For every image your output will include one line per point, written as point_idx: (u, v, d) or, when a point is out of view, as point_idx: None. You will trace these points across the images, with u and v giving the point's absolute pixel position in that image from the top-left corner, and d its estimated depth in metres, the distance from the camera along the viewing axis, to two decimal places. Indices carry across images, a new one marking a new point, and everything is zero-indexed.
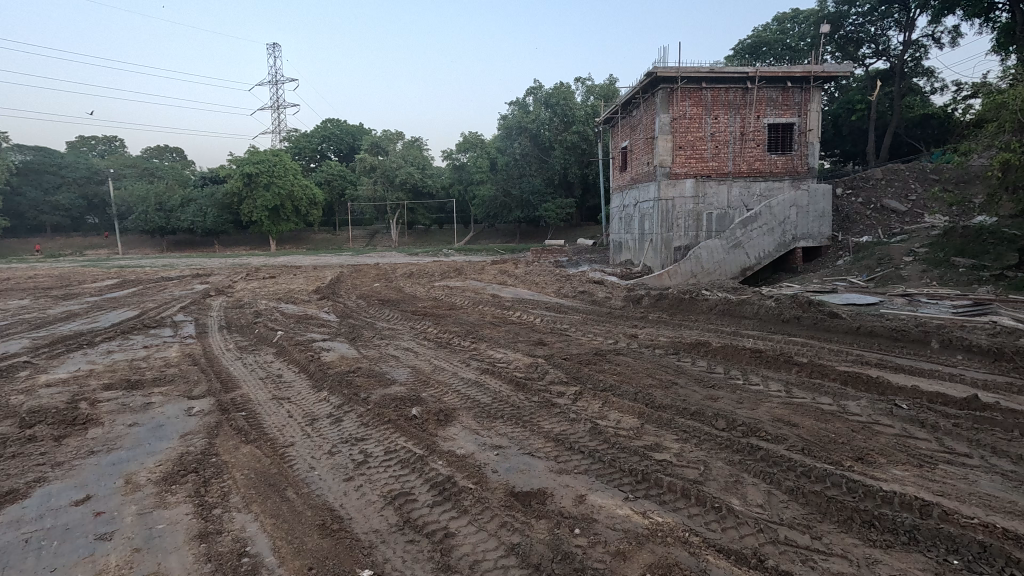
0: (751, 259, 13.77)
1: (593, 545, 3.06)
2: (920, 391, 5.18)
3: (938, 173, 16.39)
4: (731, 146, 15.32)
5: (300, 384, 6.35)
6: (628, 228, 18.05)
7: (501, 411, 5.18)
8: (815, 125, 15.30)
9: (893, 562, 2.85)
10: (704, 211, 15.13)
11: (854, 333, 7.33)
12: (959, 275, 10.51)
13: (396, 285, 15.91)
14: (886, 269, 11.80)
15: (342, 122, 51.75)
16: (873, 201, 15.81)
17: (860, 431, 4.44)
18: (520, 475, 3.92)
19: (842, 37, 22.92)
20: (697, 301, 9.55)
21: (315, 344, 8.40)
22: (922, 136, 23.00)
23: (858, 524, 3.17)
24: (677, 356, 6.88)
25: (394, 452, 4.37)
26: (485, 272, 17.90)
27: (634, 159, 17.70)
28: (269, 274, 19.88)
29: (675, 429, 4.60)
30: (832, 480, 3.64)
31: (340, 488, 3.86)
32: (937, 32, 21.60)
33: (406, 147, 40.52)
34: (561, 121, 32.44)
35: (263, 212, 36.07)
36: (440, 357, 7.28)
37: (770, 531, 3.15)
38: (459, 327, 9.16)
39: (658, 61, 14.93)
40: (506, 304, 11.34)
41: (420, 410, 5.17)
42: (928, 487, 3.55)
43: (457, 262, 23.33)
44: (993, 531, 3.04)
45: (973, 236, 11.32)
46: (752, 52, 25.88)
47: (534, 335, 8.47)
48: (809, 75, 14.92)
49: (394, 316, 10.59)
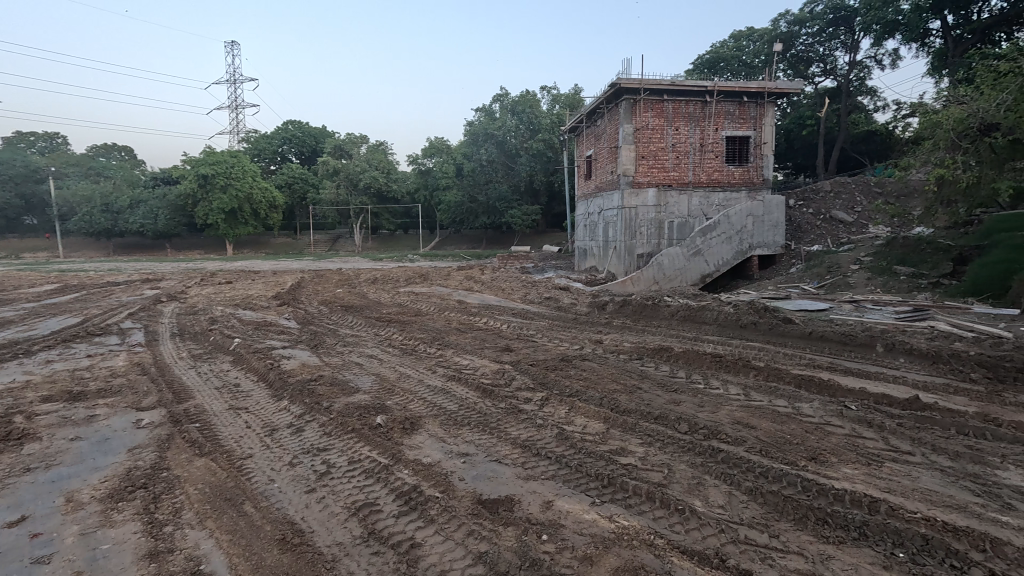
0: (710, 266, 14.22)
1: (561, 551, 3.08)
2: (867, 393, 5.46)
3: (881, 187, 17.39)
4: (691, 157, 15.81)
5: (259, 394, 6.13)
6: (593, 235, 18.34)
7: (467, 418, 5.14)
8: (770, 138, 15.97)
9: (846, 558, 2.98)
10: (666, 219, 15.53)
11: (806, 338, 7.67)
12: (900, 283, 11.16)
13: (360, 290, 15.61)
14: (835, 277, 12.40)
15: (304, 124, 50.56)
16: (822, 212, 16.61)
17: (813, 432, 4.64)
18: (488, 482, 3.89)
19: (793, 55, 24.08)
20: (660, 307, 9.79)
21: (274, 351, 8.13)
22: (866, 151, 24.38)
23: (813, 521, 3.30)
24: (641, 361, 7.02)
25: (358, 462, 4.27)
26: (451, 278, 17.79)
27: (598, 168, 18.04)
28: (226, 279, 19.21)
29: (640, 433, 4.68)
30: (788, 479, 3.78)
31: (301, 501, 3.74)
32: (879, 54, 22.98)
33: (371, 151, 39.94)
34: (527, 129, 32.85)
35: (219, 215, 34.81)
36: (405, 364, 7.17)
37: (731, 531, 3.24)
38: (424, 333, 9.06)
39: (621, 72, 15.31)
40: (473, 310, 11.30)
41: (385, 419, 5.07)
42: (876, 484, 3.73)
43: (423, 267, 23.13)
44: (934, 524, 3.22)
45: (913, 246, 12.09)
46: (710, 67, 26.77)
47: (500, 341, 8.46)
48: (764, 91, 15.59)
49: (357, 323, 10.37)
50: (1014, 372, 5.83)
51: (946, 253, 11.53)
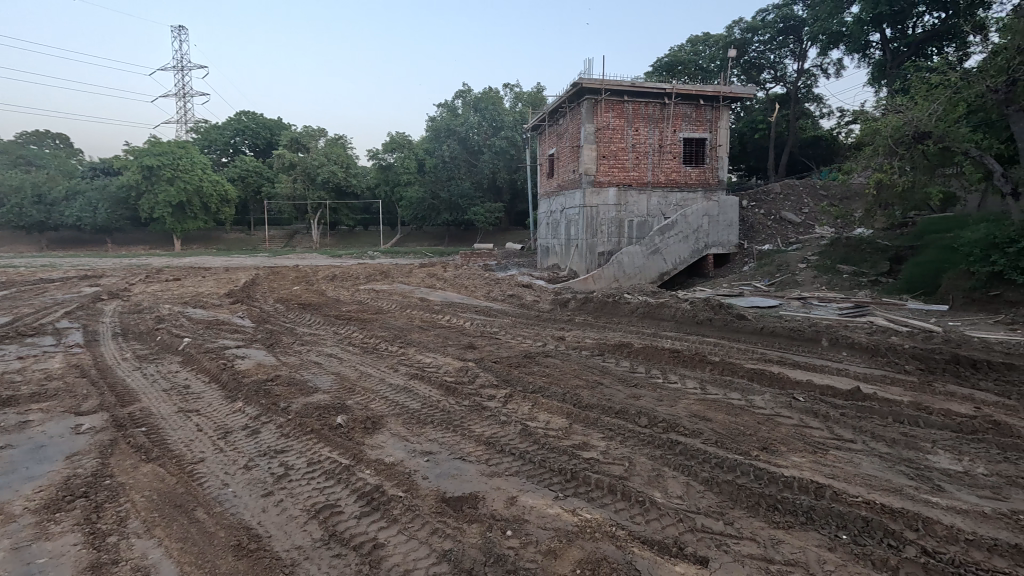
0: (668, 265, 14.61)
1: (525, 546, 3.10)
2: (813, 385, 5.76)
3: (826, 189, 18.34)
4: (650, 157, 16.18)
5: (210, 395, 5.88)
6: (555, 233, 18.49)
7: (430, 416, 5.10)
8: (725, 140, 16.53)
9: (794, 541, 3.13)
10: (626, 218, 15.84)
11: (758, 333, 7.99)
12: (843, 281, 11.80)
13: (318, 288, 15.20)
14: (784, 275, 12.99)
15: (258, 115, 48.68)
16: (773, 213, 17.35)
17: (764, 423, 4.85)
18: (452, 480, 3.87)
19: (746, 62, 24.95)
20: (620, 305, 9.99)
21: (227, 351, 7.80)
22: (812, 156, 25.66)
23: (764, 508, 3.46)
24: (602, 357, 7.14)
25: (317, 463, 4.17)
26: (413, 275, 17.58)
27: (560, 166, 18.21)
28: (173, 276, 18.30)
29: (601, 427, 4.77)
30: (742, 469, 3.94)
31: (258, 505, 3.61)
32: (824, 63, 24.17)
33: (329, 144, 38.85)
34: (489, 126, 33.19)
35: (166, 209, 33.08)
36: (367, 363, 7.02)
37: (688, 520, 3.35)
38: (386, 332, 8.90)
39: (583, 72, 15.49)
40: (435, 308, 11.21)
41: (346, 419, 4.96)
42: (822, 471, 3.94)
43: (384, 264, 22.70)
44: (873, 507, 3.43)
45: (854, 246, 12.81)
46: (668, 70, 27.38)
47: (464, 339, 8.42)
48: (719, 94, 16.12)
49: (315, 321, 10.07)
50: (943, 364, 6.28)
51: (884, 253, 12.27)
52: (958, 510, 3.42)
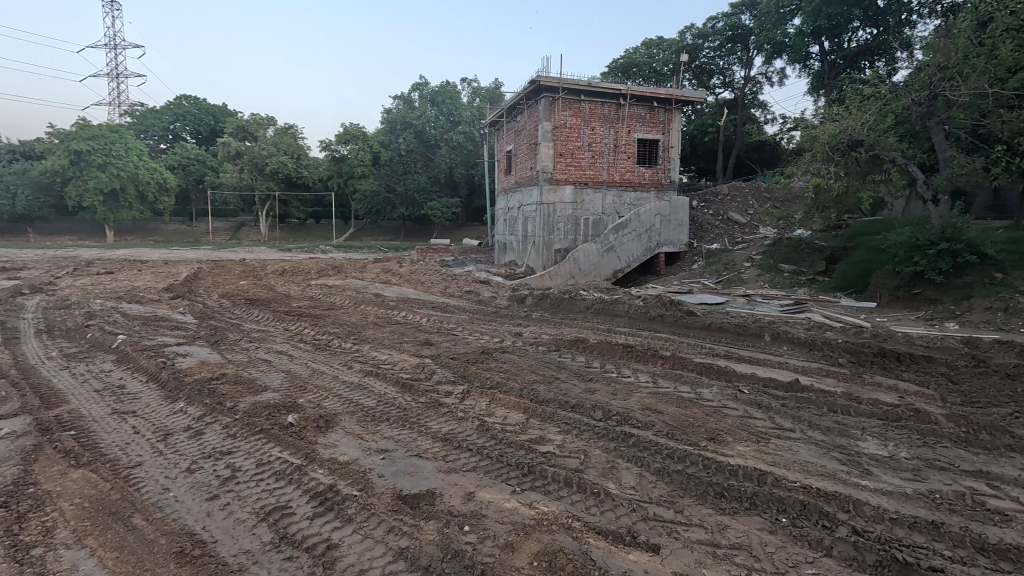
0: (622, 263, 14.96)
1: (483, 540, 3.11)
2: (757, 377, 6.06)
3: (770, 193, 19.30)
4: (606, 157, 16.47)
5: (148, 395, 5.54)
6: (512, 230, 18.54)
7: (386, 413, 5.02)
8: (677, 142, 17.07)
9: (739, 526, 3.29)
10: (582, 216, 16.08)
11: (706, 329, 8.32)
12: (785, 279, 12.45)
13: (267, 283, 14.59)
14: (731, 273, 13.57)
15: (201, 100, 46.18)
16: (720, 214, 18.07)
17: (712, 414, 5.06)
18: (408, 478, 3.82)
19: (697, 67, 25.86)
20: (576, 301, 10.17)
21: (166, 349, 7.36)
22: (757, 160, 26.90)
23: (712, 496, 3.61)
24: (558, 353, 7.25)
25: (267, 464, 4.01)
26: (368, 271, 17.20)
27: (518, 163, 18.25)
28: (105, 269, 17.11)
29: (558, 422, 4.83)
30: (691, 459, 4.09)
31: (202, 510, 3.44)
32: (769, 72, 25.36)
33: (278, 133, 37.38)
34: (447, 120, 32.56)
35: (96, 197, 30.80)
36: (319, 360, 6.82)
37: (641, 509, 3.45)
38: (339, 328, 8.66)
39: (541, 70, 15.59)
40: (391, 304, 11.01)
41: (297, 417, 4.80)
42: (764, 459, 4.15)
43: (337, 259, 22.07)
44: (810, 491, 3.66)
45: (794, 246, 13.52)
46: (624, 71, 27.97)
47: (420, 335, 8.32)
48: (672, 97, 16.62)
49: (264, 317, 9.68)
50: (872, 357, 6.76)
51: (821, 253, 13.04)
52: (883, 491, 3.69)
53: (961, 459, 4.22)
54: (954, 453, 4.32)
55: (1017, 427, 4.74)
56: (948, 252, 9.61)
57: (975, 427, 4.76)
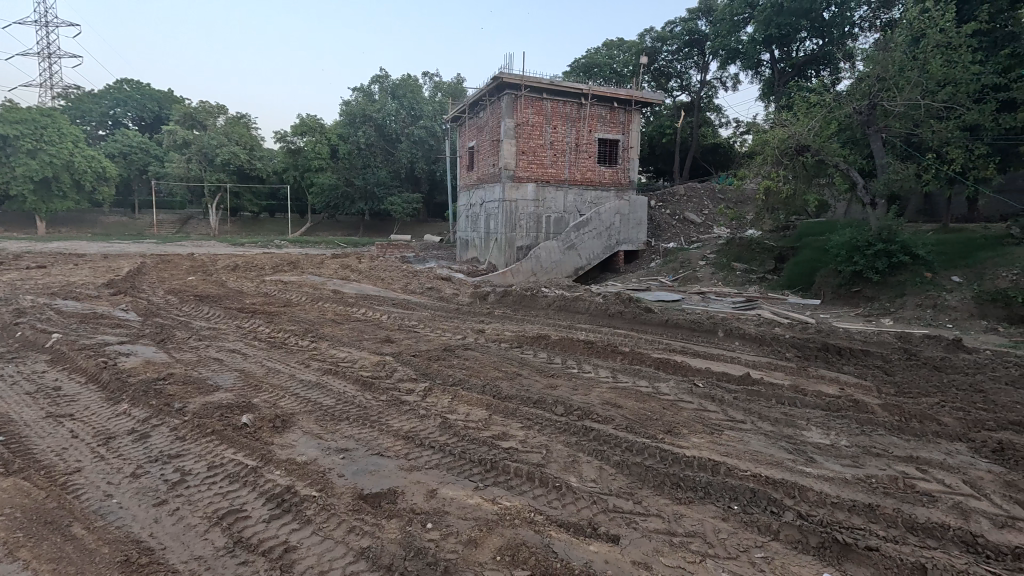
0: (583, 260, 15.19)
1: (446, 536, 3.10)
2: (711, 372, 6.30)
3: (724, 194, 20.04)
4: (568, 156, 16.63)
5: (87, 398, 5.22)
6: (474, 227, 18.50)
7: (346, 412, 4.91)
8: (636, 143, 17.46)
9: (694, 515, 3.42)
10: (544, 214, 16.23)
11: (663, 325, 8.56)
12: (737, 277, 12.96)
13: (218, 278, 14.00)
14: (687, 271, 14.01)
15: (144, 86, 43.75)
16: (677, 213, 18.62)
17: (668, 408, 5.23)
18: (370, 477, 3.77)
19: (656, 69, 26.50)
20: (538, 298, 10.28)
21: (108, 348, 6.96)
22: (712, 162, 27.85)
23: (669, 486, 3.74)
24: (521, 349, 7.30)
25: (219, 466, 3.86)
26: (325, 266, 16.77)
27: (480, 160, 18.22)
28: (37, 263, 15.98)
29: (521, 418, 4.87)
30: (649, 451, 4.22)
31: (149, 516, 3.28)
32: (723, 77, 26.26)
33: (230, 122, 35.85)
34: (408, 115, 32.03)
35: (26, 185, 28.54)
36: (274, 358, 6.61)
37: (601, 501, 3.53)
38: (295, 325, 8.40)
39: (504, 67, 15.57)
40: (350, 300, 10.78)
41: (252, 418, 4.63)
42: (717, 450, 4.32)
43: (292, 255, 21.38)
44: (758, 479, 3.84)
45: (746, 246, 14.09)
46: (585, 71, 28.35)
47: (380, 332, 8.19)
48: (632, 98, 16.97)
49: (214, 315, 9.28)
50: (816, 351, 7.15)
51: (771, 253, 13.64)
52: (825, 477, 3.92)
53: (894, 446, 4.53)
54: (889, 440, 4.63)
55: (944, 415, 5.13)
56: (884, 252, 10.25)
57: (907, 415, 5.12)
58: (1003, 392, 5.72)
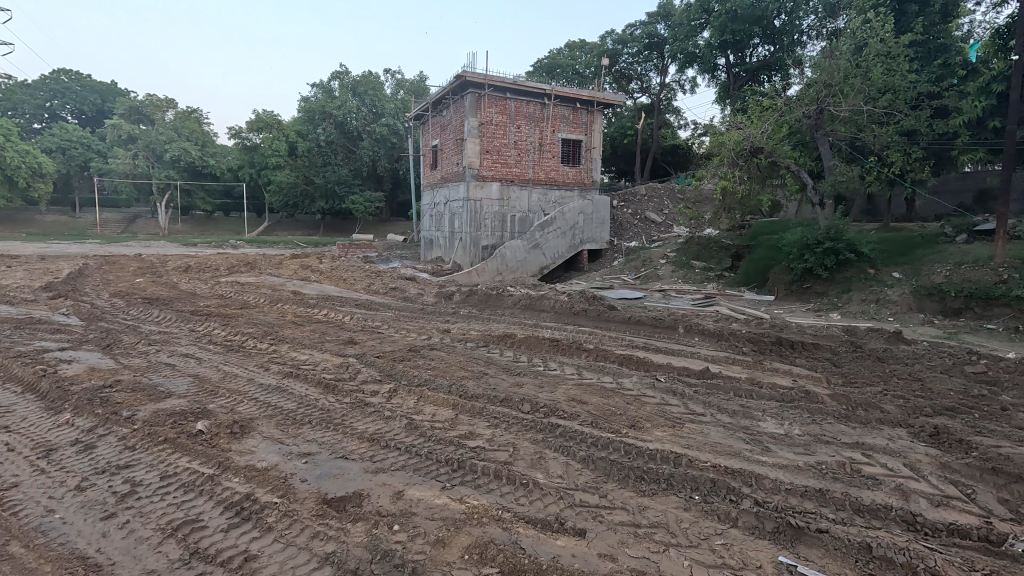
0: (547, 259, 15.32)
1: (413, 538, 3.07)
2: (672, 367, 6.48)
3: (683, 194, 20.65)
4: (531, 155, 16.71)
5: (24, 408, 4.89)
6: (438, 226, 18.35)
7: (308, 416, 4.78)
8: (598, 143, 17.74)
9: (657, 506, 3.51)
10: (508, 213, 16.30)
11: (626, 322, 8.73)
12: (696, 275, 13.36)
13: (168, 280, 13.39)
14: (648, 269, 14.34)
15: (85, 78, 41.44)
16: (638, 213, 19.03)
17: (632, 403, 5.35)
18: (334, 481, 3.69)
19: (618, 71, 27.00)
20: (504, 297, 10.32)
21: (46, 355, 6.54)
22: (672, 162, 28.59)
23: (633, 479, 3.82)
24: (487, 348, 7.29)
25: (172, 476, 3.68)
26: (284, 267, 16.28)
27: (444, 159, 18.08)
28: None
29: (487, 416, 4.88)
30: (614, 446, 4.30)
31: (95, 530, 3.11)
32: (682, 80, 26.99)
33: (180, 117, 34.45)
34: (369, 112, 31.42)
35: None
36: (231, 362, 6.38)
37: (568, 496, 3.58)
38: (253, 328, 8.13)
39: (467, 66, 15.53)
40: (310, 302, 10.48)
41: (207, 424, 4.45)
42: (678, 442, 4.46)
43: (249, 255, 20.67)
44: (718, 469, 3.98)
45: (705, 244, 14.54)
46: (548, 71, 28.73)
47: (343, 333, 8.05)
48: (593, 99, 17.22)
49: (165, 318, 8.87)
50: (771, 345, 7.45)
51: (728, 251, 14.12)
52: (780, 465, 4.09)
53: (842, 433, 4.77)
54: (838, 428, 4.88)
55: (887, 403, 5.45)
56: (832, 250, 10.79)
57: (853, 404, 5.42)
58: (937, 380, 6.14)
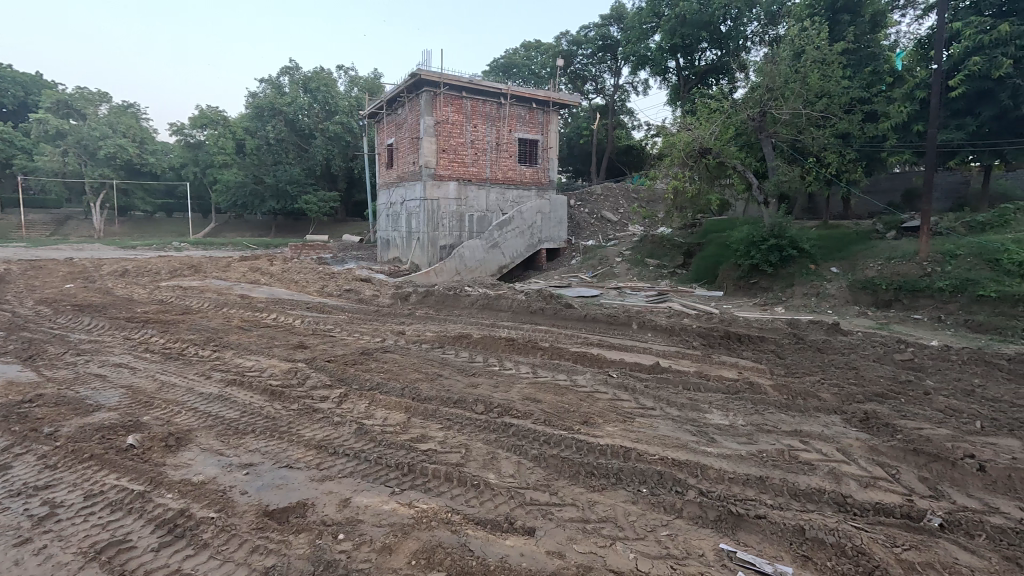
0: (506, 258, 15.34)
1: (358, 546, 3.00)
2: (624, 362, 6.62)
3: (637, 193, 21.12)
4: (488, 155, 16.67)
5: None
6: (395, 226, 18.04)
7: (251, 425, 4.59)
8: (554, 143, 17.92)
9: (605, 500, 3.57)
10: (466, 212, 16.23)
11: (582, 320, 8.85)
12: (650, 273, 13.71)
13: (102, 285, 12.59)
14: (604, 267, 14.59)
15: (6, 69, 38.38)
16: (595, 212, 19.34)
17: (585, 399, 5.43)
18: (276, 491, 3.56)
19: (573, 72, 27.40)
20: (461, 297, 10.26)
21: None
22: (627, 163, 29.22)
23: (583, 475, 3.87)
24: (442, 349, 7.23)
25: (99, 494, 3.46)
26: (232, 270, 15.62)
27: (399, 157, 17.78)
28: None
29: (440, 418, 4.83)
30: (566, 443, 4.34)
31: (6, 559, 2.88)
32: (635, 83, 27.65)
33: (114, 112, 32.58)
34: (322, 110, 30.52)
35: None
36: (170, 371, 6.05)
37: (519, 495, 3.58)
38: (195, 334, 7.74)
39: (422, 64, 15.31)
40: (258, 305, 10.09)
41: (138, 437, 4.19)
42: (629, 436, 4.55)
43: (193, 258, 19.71)
44: (666, 461, 4.09)
45: (658, 242, 14.92)
46: (505, 71, 28.89)
47: (293, 338, 7.78)
48: (549, 100, 17.37)
49: (97, 325, 8.32)
50: (720, 339, 7.74)
51: (680, 248, 14.55)
52: (723, 455, 4.24)
53: (783, 422, 5.00)
54: (778, 417, 5.11)
55: (824, 392, 5.75)
56: (776, 247, 11.31)
57: (793, 393, 5.70)
58: (870, 368, 6.53)
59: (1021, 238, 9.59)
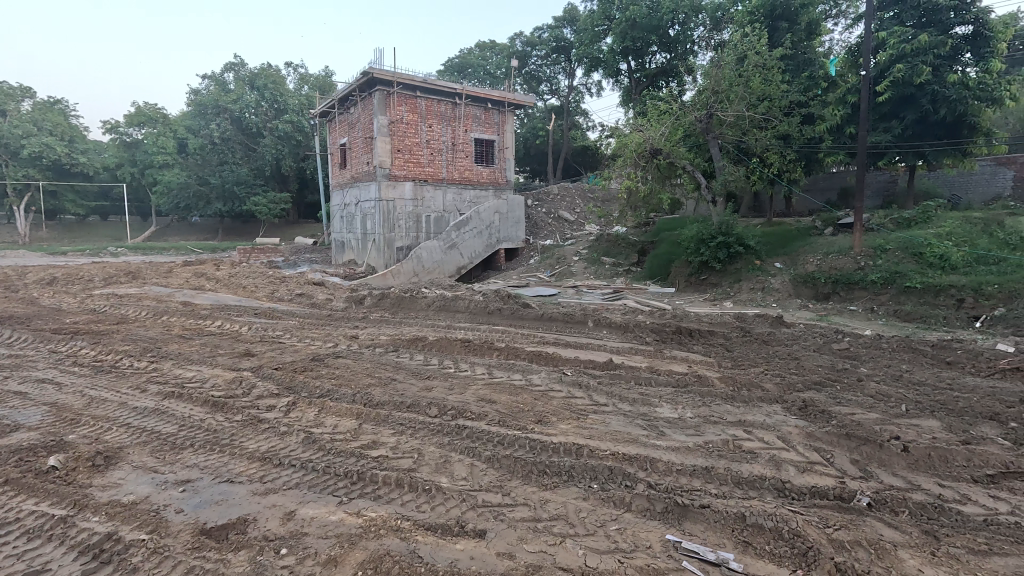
0: (464, 258, 15.27)
1: (302, 560, 2.90)
2: (580, 360, 6.70)
3: (593, 193, 21.43)
4: (444, 155, 16.55)
5: None
6: (350, 227, 17.61)
7: (190, 439, 4.37)
8: (510, 143, 18.00)
9: (557, 498, 3.60)
10: (423, 213, 16.05)
11: (539, 319, 8.92)
12: (605, 271, 13.94)
13: (27, 295, 11.69)
14: (562, 266, 14.75)
15: None
16: (552, 212, 19.53)
17: (540, 398, 5.46)
18: (215, 508, 3.39)
19: (528, 73, 27.61)
20: (417, 299, 10.12)
21: None
22: (582, 163, 29.71)
23: (535, 474, 3.89)
24: (396, 353, 7.10)
25: (12, 523, 3.19)
26: (173, 275, 14.85)
27: (353, 157, 17.37)
28: None
29: (392, 423, 4.74)
30: (519, 443, 4.35)
31: None
32: (588, 84, 28.13)
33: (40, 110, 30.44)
34: (270, 108, 29.44)
35: None
36: (101, 385, 5.67)
37: (471, 498, 3.56)
38: (130, 345, 7.30)
39: (374, 62, 14.99)
40: (202, 312, 9.61)
41: (61, 458, 3.91)
42: (581, 433, 4.61)
43: (130, 263, 18.53)
44: (617, 456, 4.17)
45: (614, 241, 15.19)
46: (460, 71, 28.71)
47: (239, 345, 7.45)
48: (504, 100, 17.42)
49: (18, 339, 7.71)
50: (671, 334, 7.96)
51: (634, 247, 14.89)
52: (672, 448, 4.36)
53: (728, 413, 5.19)
54: (723, 408, 5.30)
55: (767, 382, 6.01)
56: (724, 244, 11.74)
57: (738, 384, 5.94)
58: (810, 358, 6.87)
59: (942, 234, 10.34)
